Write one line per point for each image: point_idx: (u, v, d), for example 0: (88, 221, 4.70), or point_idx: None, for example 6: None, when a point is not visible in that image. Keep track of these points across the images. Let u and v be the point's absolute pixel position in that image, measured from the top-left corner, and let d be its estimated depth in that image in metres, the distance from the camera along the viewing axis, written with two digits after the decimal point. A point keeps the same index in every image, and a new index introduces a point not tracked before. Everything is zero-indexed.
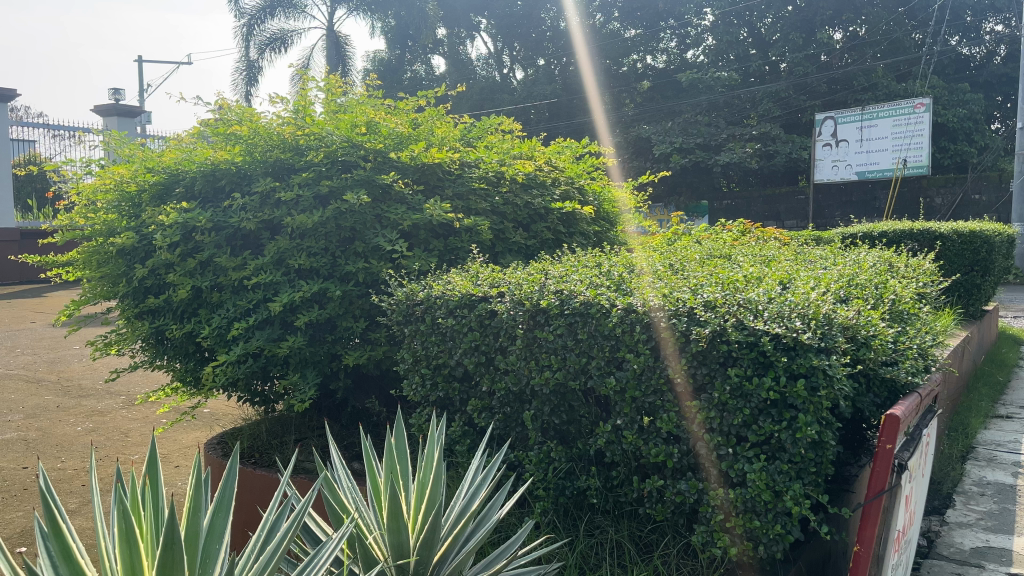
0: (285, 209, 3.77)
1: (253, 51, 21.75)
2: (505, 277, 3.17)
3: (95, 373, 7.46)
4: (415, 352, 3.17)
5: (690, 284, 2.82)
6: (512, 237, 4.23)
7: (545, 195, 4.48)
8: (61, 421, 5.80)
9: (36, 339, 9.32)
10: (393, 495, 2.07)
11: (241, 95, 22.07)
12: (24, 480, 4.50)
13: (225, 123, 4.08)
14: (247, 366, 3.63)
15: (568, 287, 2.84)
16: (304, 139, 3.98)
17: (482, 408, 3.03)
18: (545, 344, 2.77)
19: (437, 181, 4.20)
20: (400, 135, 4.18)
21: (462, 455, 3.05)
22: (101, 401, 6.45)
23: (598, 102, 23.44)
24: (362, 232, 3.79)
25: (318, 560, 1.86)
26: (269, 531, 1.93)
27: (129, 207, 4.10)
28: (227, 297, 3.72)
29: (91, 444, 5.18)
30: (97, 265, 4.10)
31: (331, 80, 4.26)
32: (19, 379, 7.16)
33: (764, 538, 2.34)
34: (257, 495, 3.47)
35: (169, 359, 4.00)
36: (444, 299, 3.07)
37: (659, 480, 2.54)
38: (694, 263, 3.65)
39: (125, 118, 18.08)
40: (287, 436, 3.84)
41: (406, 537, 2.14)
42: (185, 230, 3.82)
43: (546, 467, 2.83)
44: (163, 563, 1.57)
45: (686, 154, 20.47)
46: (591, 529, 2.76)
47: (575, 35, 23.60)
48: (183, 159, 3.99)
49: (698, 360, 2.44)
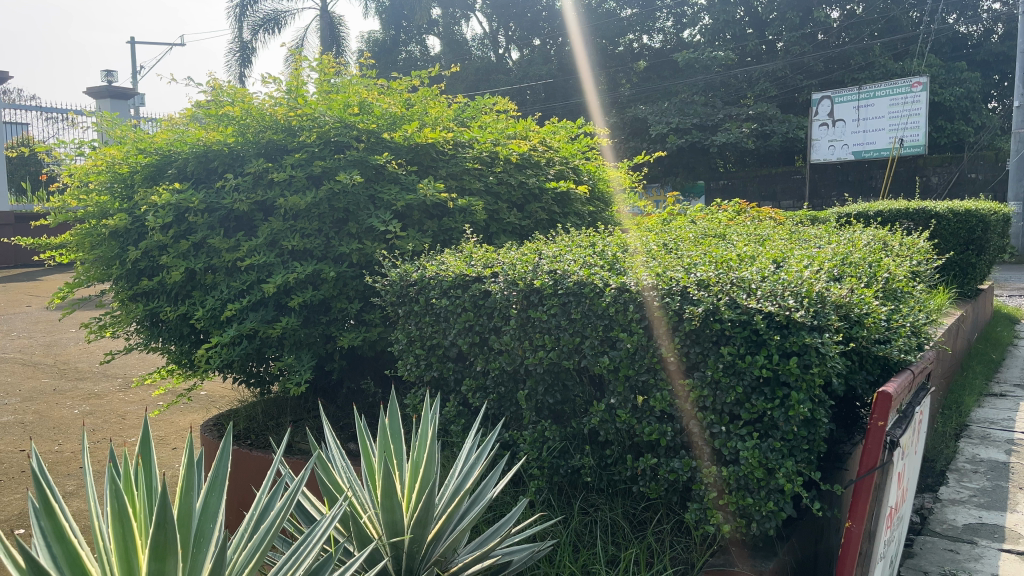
0: (278, 190, 3.76)
1: (246, 31, 21.54)
2: (499, 257, 3.17)
3: (91, 356, 7.46)
4: (409, 333, 3.16)
5: (684, 263, 2.82)
6: (506, 217, 4.22)
7: (539, 175, 4.47)
8: (58, 404, 5.82)
9: (33, 321, 9.35)
10: (386, 474, 2.09)
11: (236, 76, 21.90)
12: (20, 463, 4.51)
13: (217, 104, 4.05)
14: (241, 348, 3.63)
15: (562, 267, 2.84)
16: (297, 120, 3.94)
17: (477, 388, 3.02)
18: (540, 324, 2.77)
19: (431, 161, 4.19)
20: (394, 116, 4.10)
21: (456, 435, 3.05)
22: (98, 383, 6.46)
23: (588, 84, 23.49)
24: (355, 213, 3.79)
25: (312, 540, 1.87)
26: (262, 510, 1.94)
27: (122, 188, 4.07)
28: (221, 279, 3.71)
29: (87, 426, 5.19)
30: (90, 247, 4.09)
31: (324, 61, 4.22)
32: (15, 363, 7.16)
33: (757, 516, 2.36)
34: (252, 476, 3.48)
35: (164, 341, 4.00)
36: (438, 279, 3.06)
37: (652, 458, 2.56)
38: (688, 242, 3.65)
39: (119, 100, 17.99)
40: (282, 418, 3.85)
41: (400, 515, 2.15)
42: (178, 212, 3.81)
43: (541, 446, 2.84)
44: (156, 544, 1.56)
45: (683, 135, 20.37)
46: (585, 507, 2.80)
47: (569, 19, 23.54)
48: (175, 140, 3.95)
49: (692, 339, 2.45)
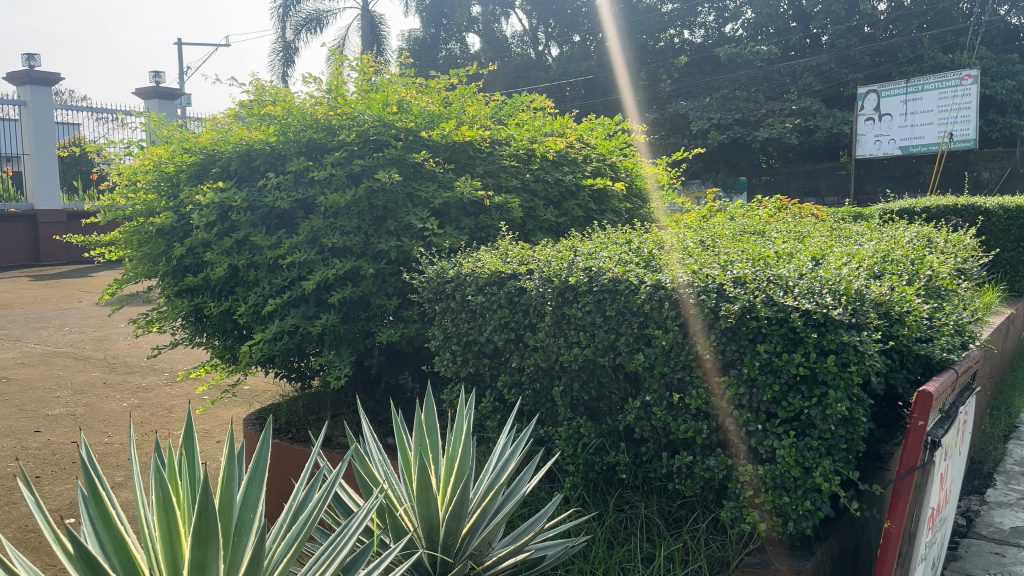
0: (319, 188, 3.82)
1: (290, 31, 21.84)
2: (534, 254, 3.19)
3: (139, 351, 7.65)
4: (445, 329, 3.19)
5: (720, 260, 2.81)
6: (543, 214, 4.24)
7: (575, 172, 4.47)
8: (108, 397, 5.99)
9: (84, 316, 9.62)
10: (422, 468, 2.11)
11: (279, 76, 22.18)
12: (71, 454, 4.65)
13: (260, 104, 4.13)
14: (282, 343, 3.71)
15: (597, 264, 2.85)
16: (337, 119, 3.99)
17: (512, 384, 3.03)
18: (575, 321, 2.77)
19: (468, 159, 4.22)
20: (432, 114, 4.14)
21: (492, 431, 3.06)
22: (146, 377, 6.63)
23: (626, 81, 23.23)
24: (394, 211, 3.84)
25: (348, 531, 1.90)
26: (301, 501, 1.98)
27: (168, 187, 4.18)
28: (263, 275, 3.79)
29: (135, 419, 5.33)
30: (138, 244, 4.19)
31: (365, 60, 4.28)
32: (68, 357, 7.39)
33: (794, 515, 2.35)
34: (293, 468, 3.54)
35: (208, 336, 4.10)
36: (473, 276, 3.09)
37: (688, 456, 2.55)
38: (725, 240, 3.61)
39: (166, 101, 18.36)
40: (322, 412, 3.93)
41: (435, 509, 2.17)
42: (222, 210, 3.89)
43: (576, 442, 2.83)
44: (198, 531, 1.59)
45: (725, 131, 20.14)
46: (620, 504, 2.80)
47: (607, 15, 23.24)
48: (219, 139, 4.04)
49: (728, 337, 2.44)
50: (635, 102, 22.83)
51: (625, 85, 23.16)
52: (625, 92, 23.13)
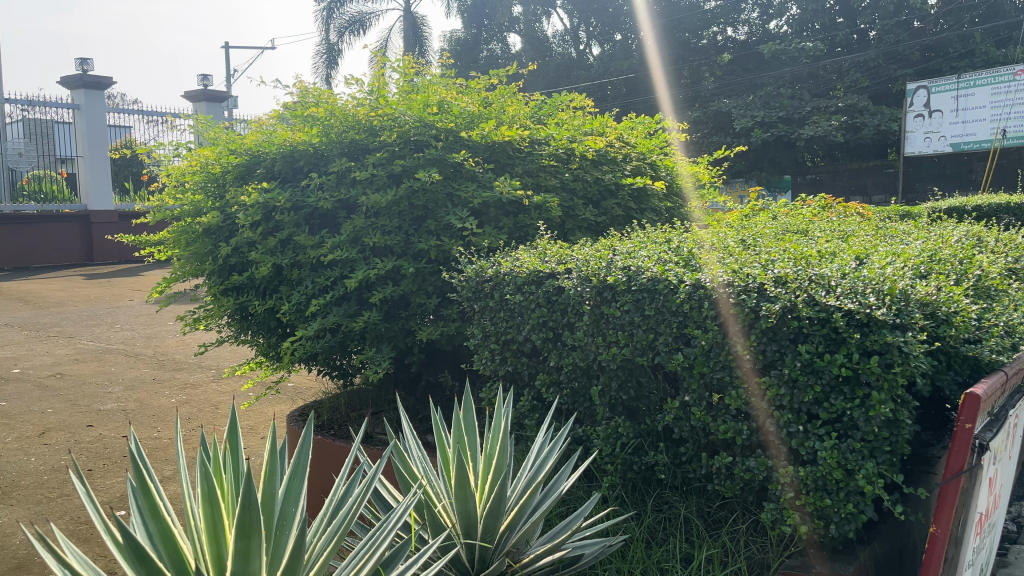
0: (360, 188, 3.87)
1: (333, 33, 22.10)
2: (573, 253, 3.19)
3: (187, 348, 7.83)
4: (484, 328, 3.20)
5: (761, 259, 2.78)
6: (582, 214, 4.23)
7: (615, 171, 4.46)
8: (156, 393, 6.14)
9: (134, 314, 9.87)
10: (459, 465, 2.13)
11: (322, 78, 22.44)
12: (122, 448, 4.78)
13: (304, 105, 4.19)
14: (325, 340, 3.77)
15: (636, 263, 2.84)
16: (378, 120, 4.04)
17: (551, 383, 3.04)
18: (613, 320, 2.77)
19: (507, 158, 4.23)
20: (472, 114, 4.18)
21: (530, 429, 3.07)
22: (193, 374, 6.78)
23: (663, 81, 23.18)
24: (434, 211, 3.88)
25: (388, 526, 1.93)
26: (342, 497, 2.02)
27: (215, 188, 4.26)
28: (306, 274, 3.85)
29: (183, 415, 5.46)
30: (186, 243, 4.29)
31: (407, 61, 4.32)
32: (118, 353, 7.59)
33: (835, 518, 2.32)
34: (334, 465, 3.60)
35: (253, 333, 4.18)
36: (512, 275, 3.10)
37: (727, 457, 2.53)
38: (766, 238, 3.58)
39: (214, 103, 18.74)
40: (363, 410, 3.98)
41: (473, 506, 2.19)
42: (267, 210, 3.96)
43: (615, 442, 2.82)
44: (242, 524, 1.63)
45: (769, 128, 19.86)
46: (659, 504, 2.79)
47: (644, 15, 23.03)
48: (263, 141, 4.12)
49: (768, 337, 2.42)
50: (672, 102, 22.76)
51: (662, 85, 23.12)
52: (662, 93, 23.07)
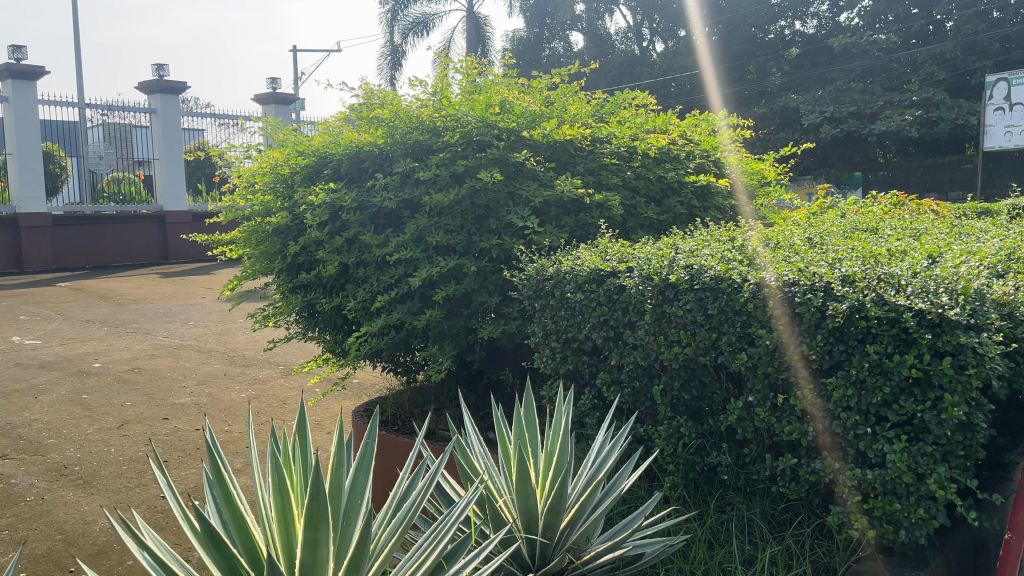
0: (423, 188, 3.93)
1: (397, 35, 22.42)
2: (634, 252, 3.18)
3: (257, 344, 8.05)
4: (545, 326, 3.21)
5: (828, 258, 2.73)
6: (644, 212, 4.21)
7: (678, 169, 4.43)
8: (228, 387, 6.34)
9: (207, 311, 10.19)
10: (520, 461, 2.15)
11: (387, 80, 22.74)
12: (196, 441, 4.96)
13: (369, 107, 4.28)
14: (389, 338, 3.84)
15: (698, 261, 2.82)
16: (441, 120, 4.10)
17: (611, 382, 3.03)
18: (675, 319, 2.75)
19: (569, 157, 4.24)
20: (533, 114, 4.21)
21: (591, 428, 3.06)
22: (262, 370, 6.98)
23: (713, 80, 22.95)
24: (495, 210, 3.91)
25: (451, 519, 1.96)
26: (406, 490, 2.06)
27: (283, 188, 4.38)
28: (371, 273, 3.93)
29: (253, 409, 5.63)
30: (256, 242, 4.41)
31: (469, 62, 4.37)
32: (192, 349, 7.86)
33: (906, 523, 2.26)
34: (398, 460, 3.66)
35: (320, 330, 4.29)
36: (573, 273, 3.11)
37: (792, 458, 2.49)
38: (833, 237, 3.50)
39: (282, 105, 19.22)
40: (426, 406, 4.05)
41: (534, 502, 2.21)
42: (333, 209, 4.05)
43: (677, 442, 2.80)
44: (311, 513, 1.67)
45: (838, 124, 19.34)
46: (722, 505, 2.76)
47: (696, 12, 23.05)
48: (330, 142, 4.22)
49: (835, 337, 2.38)
50: (726, 100, 22.47)
51: (712, 83, 22.89)
52: (711, 93, 22.95)
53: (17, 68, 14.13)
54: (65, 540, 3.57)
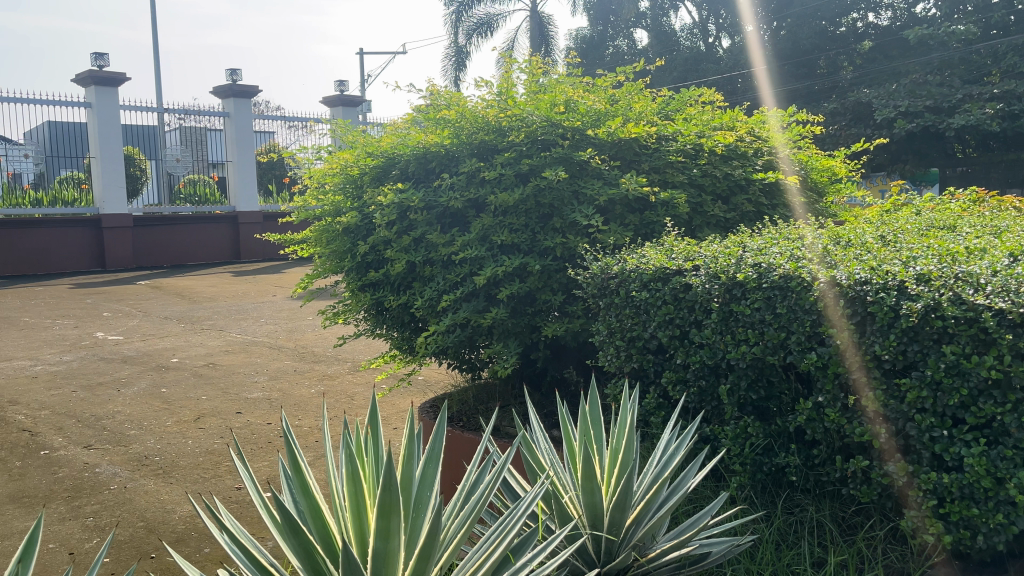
0: (489, 187, 3.97)
1: (462, 36, 22.62)
2: (701, 250, 3.16)
3: (325, 341, 8.25)
4: (610, 324, 3.21)
5: (902, 256, 2.66)
6: (710, 210, 4.17)
7: (745, 166, 4.37)
8: (298, 383, 6.51)
9: (277, 309, 10.48)
10: (586, 457, 2.17)
11: (451, 81, 22.93)
12: (269, 434, 5.12)
13: (436, 108, 4.34)
14: (455, 335, 3.89)
15: (767, 260, 2.79)
16: (506, 120, 4.14)
17: (676, 381, 3.01)
18: (742, 318, 2.72)
19: (634, 155, 4.23)
20: (598, 112, 4.21)
21: (656, 427, 3.05)
22: (331, 366, 7.14)
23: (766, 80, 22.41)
24: (560, 208, 3.92)
25: (518, 512, 1.99)
26: (473, 483, 2.11)
27: (353, 189, 4.48)
28: (438, 271, 3.99)
29: (322, 405, 5.77)
30: (326, 242, 4.52)
31: (534, 62, 4.39)
32: (263, 346, 8.09)
33: (983, 529, 2.21)
34: (464, 455, 3.72)
35: (388, 328, 4.38)
36: (638, 272, 3.10)
37: (864, 461, 2.44)
38: (908, 235, 3.41)
39: (350, 108, 19.60)
40: (491, 403, 4.09)
41: (600, 498, 2.23)
42: (401, 209, 4.12)
43: (743, 442, 2.77)
44: (383, 503, 1.72)
45: (914, 119, 18.70)
46: (790, 506, 2.73)
47: (747, 8, 22.91)
48: (398, 143, 4.30)
49: (909, 337, 2.32)
50: (795, 96, 21.99)
51: (763, 84, 22.37)
52: (763, 93, 22.50)
53: (100, 75, 14.79)
54: (146, 527, 3.73)
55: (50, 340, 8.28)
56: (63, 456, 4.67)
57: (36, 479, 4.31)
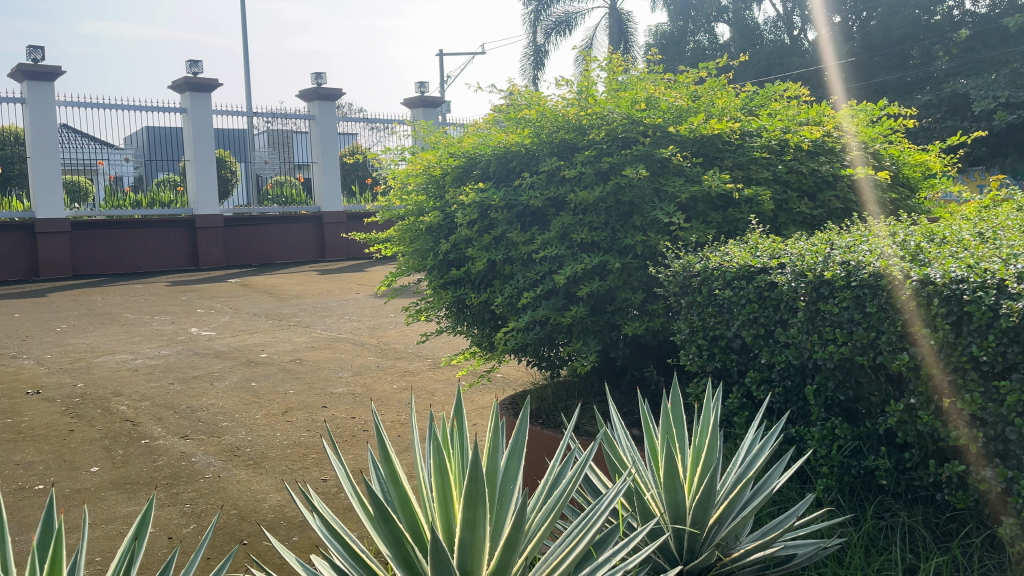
0: (569, 186, 3.99)
1: (540, 35, 22.66)
2: (786, 248, 3.09)
3: (407, 338, 8.41)
4: (692, 323, 3.19)
5: (1002, 254, 2.55)
6: (796, 207, 4.08)
7: (833, 162, 4.27)
8: (381, 378, 6.67)
9: (361, 306, 10.74)
10: (669, 456, 2.17)
11: (530, 80, 23.00)
12: (353, 428, 5.26)
13: (516, 108, 4.37)
14: (535, 332, 3.92)
15: (856, 258, 2.71)
16: (587, 119, 4.14)
17: (761, 380, 2.97)
18: (830, 317, 2.66)
19: (717, 152, 4.17)
20: (680, 109, 4.18)
21: (739, 427, 3.02)
22: (412, 363, 7.28)
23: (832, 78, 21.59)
24: (640, 206, 3.90)
25: (600, 508, 2.00)
26: (556, 478, 2.13)
27: (435, 189, 4.56)
28: (518, 269, 4.03)
29: (405, 401, 5.89)
30: (409, 241, 4.61)
31: (614, 60, 4.38)
32: (347, 342, 8.31)
33: None
34: (545, 450, 3.75)
35: (468, 325, 4.45)
36: (721, 270, 3.07)
37: (959, 466, 2.36)
38: (1009, 231, 3.27)
39: (430, 109, 19.89)
40: (571, 400, 4.11)
41: (682, 497, 2.22)
42: (482, 208, 4.18)
43: (830, 444, 2.72)
44: (469, 495, 1.76)
45: (1016, 110, 17.74)
46: (879, 511, 2.67)
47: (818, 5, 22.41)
48: (480, 143, 4.36)
49: (1010, 337, 2.21)
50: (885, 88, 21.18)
51: (830, 83, 21.49)
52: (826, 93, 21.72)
53: (195, 81, 15.46)
54: (239, 515, 3.89)
55: (149, 335, 8.71)
56: (162, 445, 4.92)
57: (138, 467, 4.55)
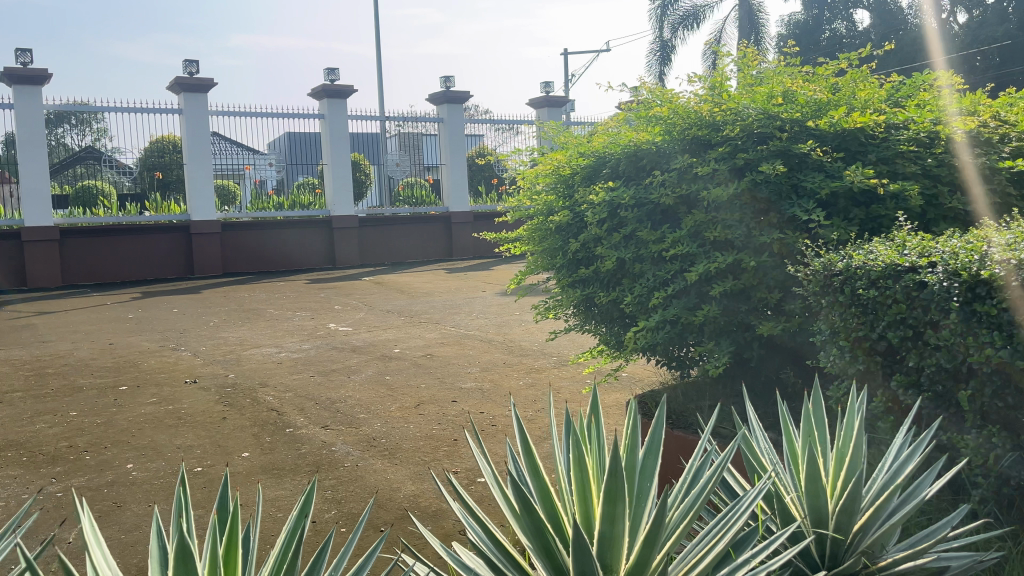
0: (701, 183, 3.92)
1: (667, 30, 22.34)
2: (937, 246, 2.93)
3: (533, 336, 8.50)
4: (833, 323, 3.08)
5: None
6: (947, 202, 3.86)
7: (988, 154, 4.03)
8: (509, 375, 6.79)
9: (488, 304, 10.95)
10: (811, 458, 2.12)
11: (656, 76, 22.70)
12: (483, 422, 5.39)
13: (646, 105, 4.34)
14: (665, 331, 3.90)
15: (1018, 256, 2.54)
16: (721, 115, 4.07)
17: (909, 384, 2.84)
18: (988, 319, 2.51)
19: (859, 146, 4.01)
20: (819, 102, 4.05)
21: (885, 432, 2.94)
22: (539, 360, 7.37)
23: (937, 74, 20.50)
24: (776, 203, 3.80)
25: (740, 507, 1.98)
26: (694, 476, 2.13)
27: (564, 189, 4.61)
28: (648, 268, 4.01)
29: (533, 398, 5.98)
30: (539, 240, 4.68)
31: (747, 54, 4.28)
32: (476, 339, 8.49)
33: None
34: (678, 450, 3.73)
35: (597, 324, 4.47)
36: (865, 269, 2.92)
37: None
38: None
39: (555, 108, 19.99)
40: (702, 401, 4.06)
41: (825, 501, 2.16)
42: (612, 207, 4.19)
43: (987, 453, 2.57)
44: (609, 490, 1.80)
45: None
46: None
47: None
48: (610, 142, 4.37)
49: None
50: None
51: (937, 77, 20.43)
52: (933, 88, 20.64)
53: (332, 88, 16.21)
54: (378, 502, 4.08)
55: (291, 330, 9.23)
56: (305, 434, 5.21)
57: (284, 454, 4.84)
